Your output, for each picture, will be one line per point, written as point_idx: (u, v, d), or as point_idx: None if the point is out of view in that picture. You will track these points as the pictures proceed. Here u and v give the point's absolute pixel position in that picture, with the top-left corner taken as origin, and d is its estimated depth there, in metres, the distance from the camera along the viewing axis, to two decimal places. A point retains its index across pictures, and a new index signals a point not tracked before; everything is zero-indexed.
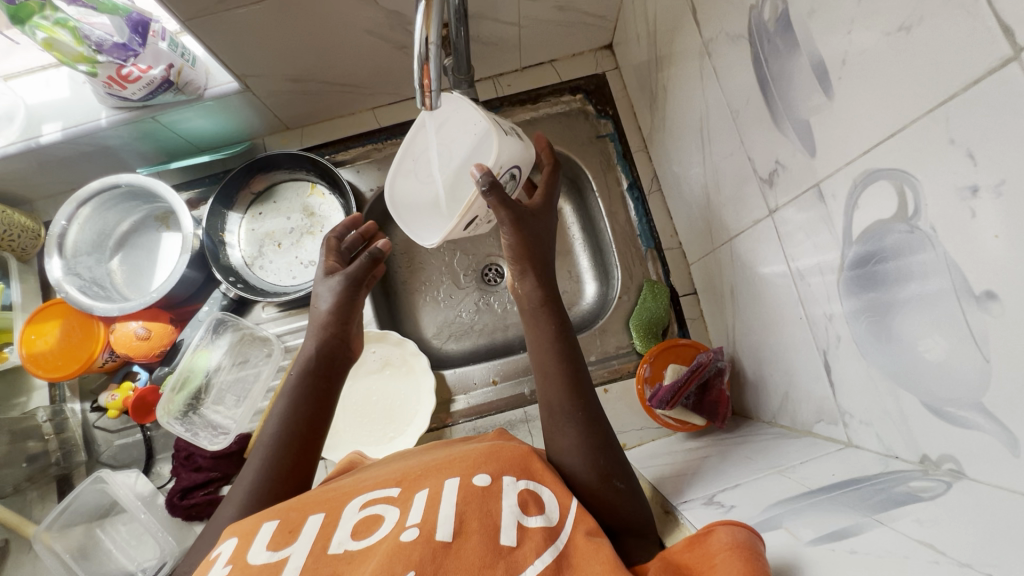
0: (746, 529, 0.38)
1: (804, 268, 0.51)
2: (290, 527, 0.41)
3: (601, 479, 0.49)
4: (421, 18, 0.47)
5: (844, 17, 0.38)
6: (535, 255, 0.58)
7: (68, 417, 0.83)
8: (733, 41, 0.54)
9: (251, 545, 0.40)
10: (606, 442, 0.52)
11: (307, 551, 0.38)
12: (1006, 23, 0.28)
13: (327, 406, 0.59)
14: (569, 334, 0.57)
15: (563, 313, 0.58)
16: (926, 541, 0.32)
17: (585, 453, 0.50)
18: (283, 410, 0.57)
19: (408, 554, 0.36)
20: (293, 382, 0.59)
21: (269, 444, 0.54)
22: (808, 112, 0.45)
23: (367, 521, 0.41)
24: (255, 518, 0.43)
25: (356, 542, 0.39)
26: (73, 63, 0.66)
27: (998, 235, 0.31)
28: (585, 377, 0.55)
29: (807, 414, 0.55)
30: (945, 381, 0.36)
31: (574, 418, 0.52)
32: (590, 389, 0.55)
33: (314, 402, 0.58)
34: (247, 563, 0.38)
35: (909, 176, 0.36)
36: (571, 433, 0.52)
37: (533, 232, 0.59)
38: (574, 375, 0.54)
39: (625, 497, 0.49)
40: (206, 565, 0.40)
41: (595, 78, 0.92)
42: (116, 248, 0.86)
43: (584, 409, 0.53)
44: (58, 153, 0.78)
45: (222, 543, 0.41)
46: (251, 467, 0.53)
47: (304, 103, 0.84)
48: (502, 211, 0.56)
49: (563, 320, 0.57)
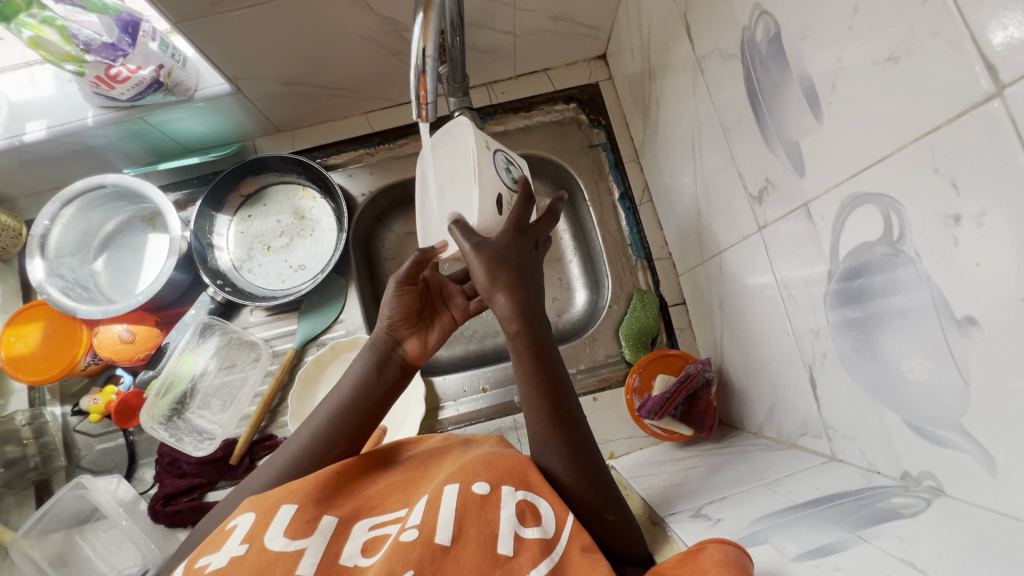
0: (737, 548, 0.38)
1: (790, 280, 0.52)
2: (307, 517, 0.42)
3: (590, 510, 0.50)
4: (419, 29, 0.47)
5: (834, 40, 0.39)
6: (506, 278, 0.52)
7: (48, 421, 0.81)
8: (725, 59, 0.55)
9: (270, 525, 0.41)
10: (593, 472, 0.51)
11: (322, 551, 0.40)
12: (991, 61, 0.28)
13: (387, 398, 0.59)
14: (553, 364, 0.53)
15: (543, 334, 0.53)
16: (907, 559, 0.33)
17: (570, 486, 0.50)
18: (334, 414, 0.56)
19: (408, 553, 0.38)
20: (352, 371, 0.60)
21: (315, 427, 0.55)
22: (798, 133, 0.45)
23: (376, 540, 0.42)
24: (276, 494, 0.44)
25: (366, 558, 0.40)
26: (59, 62, 0.66)
27: (979, 262, 0.31)
28: (569, 404, 0.53)
29: (792, 427, 0.56)
30: (927, 399, 0.37)
31: (557, 451, 0.51)
32: (575, 417, 0.52)
33: (364, 408, 0.57)
34: (265, 546, 0.39)
35: (896, 202, 0.37)
36: (555, 465, 0.51)
37: (505, 251, 0.53)
38: (557, 408, 0.52)
39: (617, 520, 0.50)
40: (220, 534, 0.41)
41: (588, 87, 0.92)
42: (100, 249, 0.84)
43: (570, 442, 0.51)
44: (42, 152, 0.77)
45: (239, 516, 0.43)
46: (293, 445, 0.55)
47: (295, 106, 0.83)
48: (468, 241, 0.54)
49: (542, 345, 0.52)
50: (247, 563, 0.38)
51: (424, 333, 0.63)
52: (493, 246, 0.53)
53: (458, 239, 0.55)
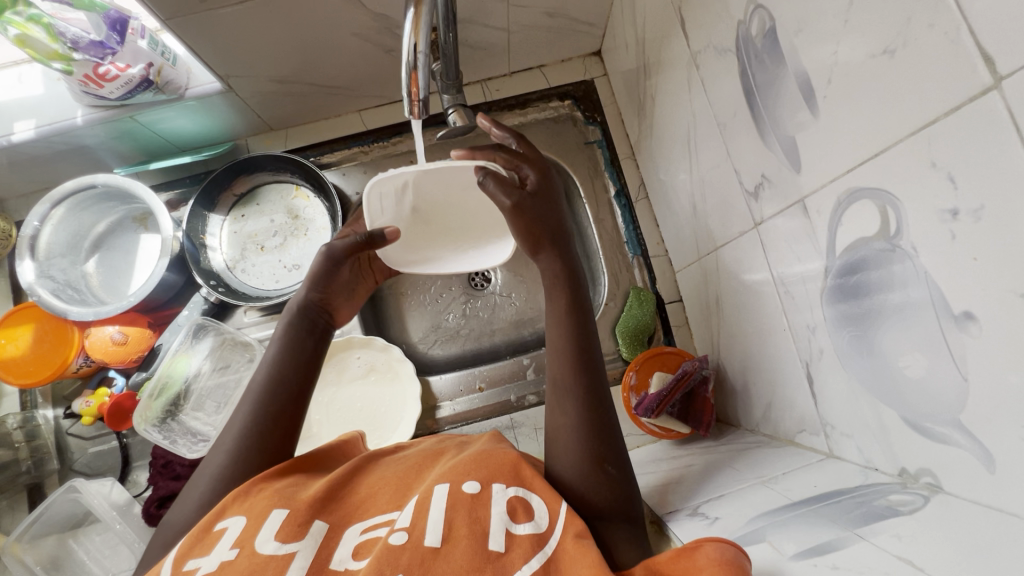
0: (734, 546, 0.37)
1: (787, 276, 0.52)
2: (298, 520, 0.42)
3: (592, 465, 0.49)
4: (410, 24, 0.46)
5: (830, 32, 0.38)
6: (550, 233, 0.55)
7: (40, 424, 0.80)
8: (720, 53, 0.55)
9: (261, 529, 0.41)
10: (604, 427, 0.51)
11: (313, 554, 0.40)
12: (988, 52, 0.28)
13: (315, 361, 0.58)
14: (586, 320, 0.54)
15: (580, 289, 0.55)
16: (905, 557, 0.33)
17: (579, 435, 0.50)
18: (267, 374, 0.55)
19: (397, 557, 0.38)
20: (278, 336, 0.58)
21: (250, 401, 0.54)
22: (794, 128, 0.45)
23: (367, 544, 0.41)
24: (265, 499, 0.44)
25: (356, 562, 0.40)
26: (47, 60, 0.65)
27: (976, 257, 0.31)
28: (597, 357, 0.54)
29: (789, 424, 0.56)
30: (925, 396, 0.37)
31: (577, 398, 0.51)
32: (599, 370, 0.53)
33: (300, 369, 0.56)
34: (255, 550, 0.39)
35: (892, 198, 0.36)
36: (570, 411, 0.51)
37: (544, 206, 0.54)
38: (586, 357, 0.53)
39: (614, 478, 0.49)
40: (209, 536, 0.41)
41: (584, 84, 0.92)
42: (91, 250, 0.83)
43: (588, 395, 0.51)
44: (31, 152, 0.76)
45: (228, 517, 0.43)
46: (234, 426, 0.53)
47: (288, 104, 0.83)
48: (506, 193, 0.51)
49: (577, 301, 0.55)
50: (239, 566, 0.38)
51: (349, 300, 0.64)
52: (532, 200, 0.53)
53: (494, 193, 0.52)
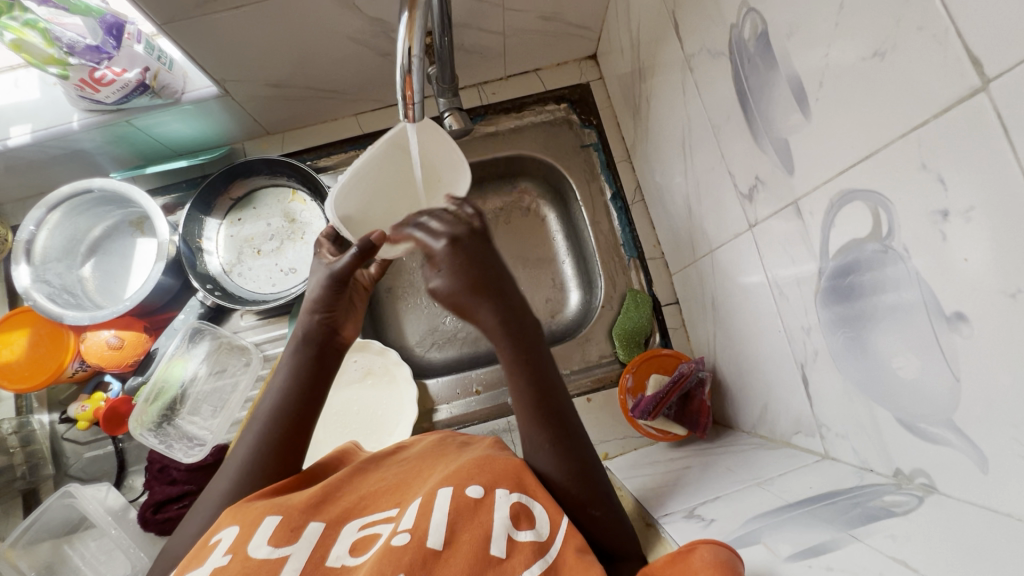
0: (728, 548, 0.38)
1: (782, 279, 0.52)
2: (291, 525, 0.42)
3: (582, 503, 0.49)
4: (404, 29, 0.46)
5: (820, 36, 0.39)
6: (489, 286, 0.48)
7: (35, 429, 0.80)
8: (714, 57, 0.55)
9: (254, 535, 0.40)
10: (588, 470, 0.50)
11: (307, 556, 0.40)
12: (976, 54, 0.28)
13: (321, 391, 0.57)
14: (546, 370, 0.51)
15: (534, 338, 0.52)
16: (899, 558, 0.33)
17: (568, 481, 0.49)
18: (272, 408, 0.55)
19: (398, 558, 0.38)
20: (285, 362, 0.58)
21: (256, 430, 0.54)
22: (787, 131, 0.45)
23: (364, 540, 0.42)
24: (261, 507, 0.44)
25: (354, 558, 0.40)
26: (43, 64, 0.64)
27: (967, 258, 0.31)
28: (565, 406, 0.52)
29: (785, 426, 0.56)
30: (917, 396, 0.37)
31: (553, 450, 0.50)
32: (570, 419, 0.51)
33: (304, 403, 0.55)
34: (248, 555, 0.39)
35: (884, 199, 0.36)
36: (550, 467, 0.50)
37: (477, 260, 0.48)
38: (553, 411, 0.51)
39: (603, 513, 0.49)
40: (203, 549, 0.41)
41: (580, 87, 0.92)
42: (88, 254, 0.83)
43: (564, 443, 0.50)
44: (27, 156, 0.76)
45: (222, 530, 0.42)
46: (239, 456, 0.53)
47: (284, 109, 0.83)
48: (440, 236, 0.48)
49: (536, 352, 0.51)
50: (230, 571, 0.37)
51: (352, 318, 0.62)
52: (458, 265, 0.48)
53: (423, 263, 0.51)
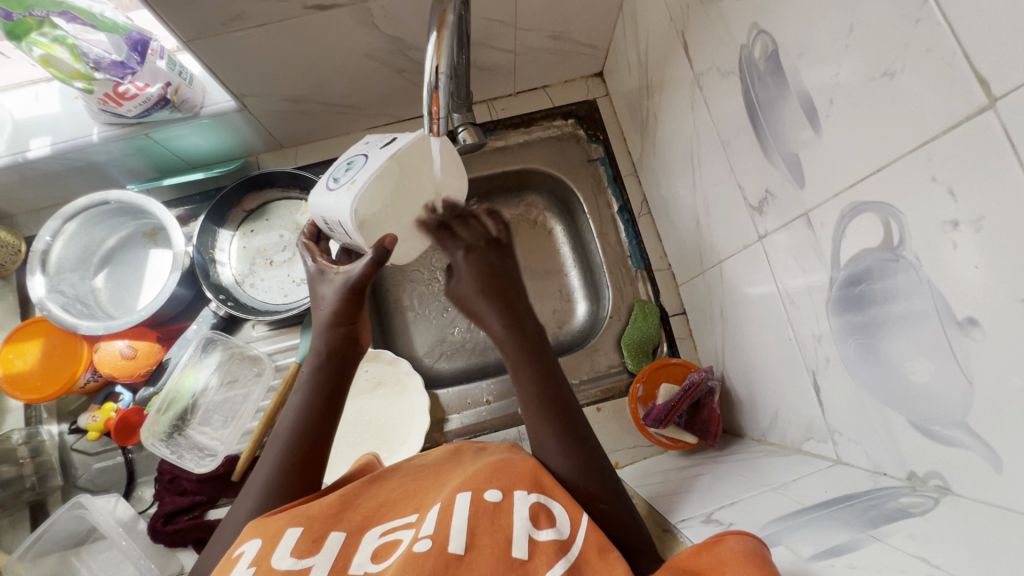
0: (754, 538, 0.39)
1: (793, 290, 0.53)
2: (313, 536, 0.42)
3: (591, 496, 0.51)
4: (432, 48, 0.49)
5: (830, 56, 0.41)
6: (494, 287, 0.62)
7: (45, 440, 0.80)
8: (724, 75, 0.57)
9: (276, 548, 0.41)
10: (590, 453, 0.54)
11: (329, 565, 0.40)
12: (983, 75, 0.30)
13: (337, 404, 0.57)
14: (550, 366, 0.59)
15: (536, 331, 0.61)
16: (920, 556, 0.34)
17: (575, 470, 0.53)
18: (293, 423, 0.55)
19: (421, 563, 0.38)
20: (303, 375, 0.58)
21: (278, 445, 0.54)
22: (797, 146, 0.47)
23: (386, 547, 0.42)
24: (280, 519, 0.44)
25: (376, 565, 0.40)
26: (69, 79, 0.66)
27: (977, 266, 0.33)
28: (562, 390, 0.58)
29: (796, 432, 0.57)
30: (930, 400, 0.39)
31: (555, 434, 0.55)
32: (569, 404, 0.57)
33: (324, 415, 0.56)
34: (271, 567, 0.39)
35: (895, 210, 0.38)
36: (556, 454, 0.54)
37: (488, 266, 0.63)
38: (553, 395, 0.57)
39: (612, 508, 0.51)
40: (227, 563, 0.41)
41: (586, 103, 0.95)
42: (101, 264, 0.84)
43: (564, 427, 0.55)
44: (45, 168, 0.77)
45: (245, 542, 0.42)
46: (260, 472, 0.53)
47: (298, 123, 0.84)
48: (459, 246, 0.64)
49: (538, 344, 0.60)
50: None
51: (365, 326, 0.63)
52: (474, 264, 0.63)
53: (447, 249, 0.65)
